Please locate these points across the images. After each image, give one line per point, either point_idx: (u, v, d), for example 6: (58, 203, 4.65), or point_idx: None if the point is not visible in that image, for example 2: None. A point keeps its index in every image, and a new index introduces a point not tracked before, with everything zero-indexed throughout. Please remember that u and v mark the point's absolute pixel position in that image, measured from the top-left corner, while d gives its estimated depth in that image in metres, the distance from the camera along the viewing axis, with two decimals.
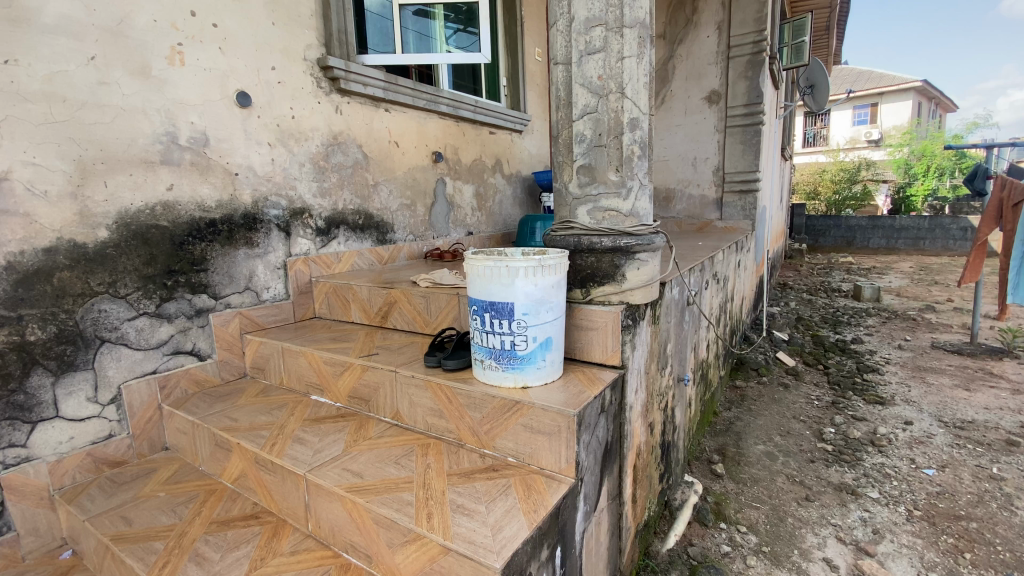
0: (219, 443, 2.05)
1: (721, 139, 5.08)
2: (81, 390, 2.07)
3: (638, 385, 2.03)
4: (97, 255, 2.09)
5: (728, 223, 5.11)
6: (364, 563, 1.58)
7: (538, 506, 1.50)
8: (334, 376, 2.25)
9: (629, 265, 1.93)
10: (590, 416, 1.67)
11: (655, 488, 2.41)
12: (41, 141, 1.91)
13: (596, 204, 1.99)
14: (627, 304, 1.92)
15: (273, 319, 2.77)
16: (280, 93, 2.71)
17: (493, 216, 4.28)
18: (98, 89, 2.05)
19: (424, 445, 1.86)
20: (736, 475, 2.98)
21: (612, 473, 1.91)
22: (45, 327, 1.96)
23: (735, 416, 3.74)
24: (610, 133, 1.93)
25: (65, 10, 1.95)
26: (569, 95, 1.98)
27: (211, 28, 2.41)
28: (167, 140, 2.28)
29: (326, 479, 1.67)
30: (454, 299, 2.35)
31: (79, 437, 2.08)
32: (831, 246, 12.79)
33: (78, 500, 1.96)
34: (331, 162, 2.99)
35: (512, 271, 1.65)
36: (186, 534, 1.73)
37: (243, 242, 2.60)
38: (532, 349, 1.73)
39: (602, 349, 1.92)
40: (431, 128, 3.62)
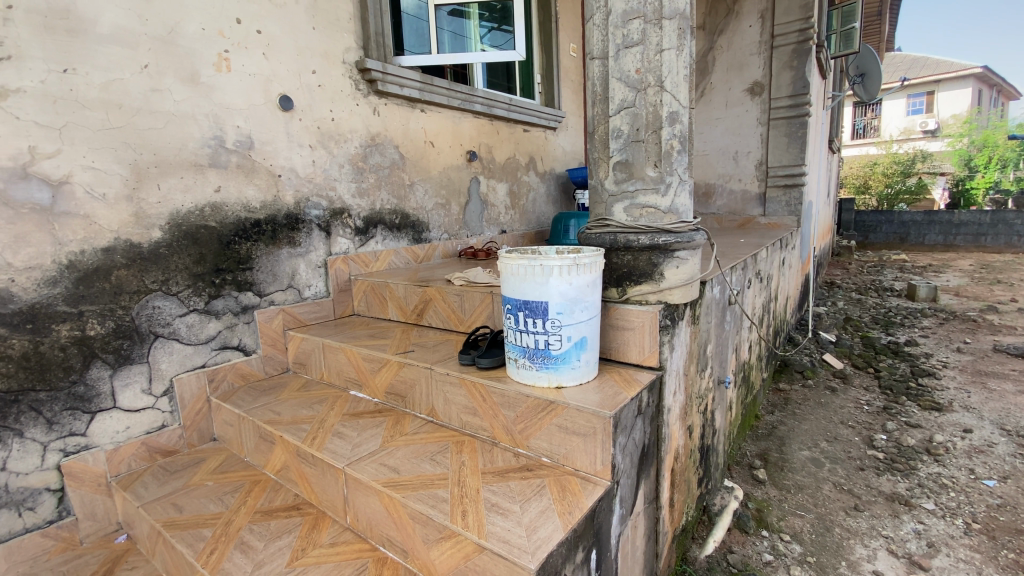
0: (263, 435, 2.12)
1: (764, 132, 4.89)
2: (137, 381, 2.19)
3: (677, 387, 1.97)
4: (152, 254, 2.20)
5: (772, 220, 4.91)
6: (400, 558, 1.60)
7: (573, 508, 1.48)
8: (371, 372, 2.30)
9: (668, 263, 1.88)
10: (626, 418, 1.63)
11: (693, 492, 2.34)
12: (99, 147, 2.03)
13: (632, 200, 1.94)
14: (666, 303, 1.87)
15: (314, 315, 2.85)
16: (320, 96, 2.78)
17: (527, 214, 4.27)
18: (151, 96, 2.16)
19: (459, 442, 1.87)
20: (779, 482, 2.86)
21: (649, 476, 1.87)
22: (103, 322, 2.08)
23: (779, 420, 3.59)
24: (648, 127, 1.88)
25: (121, 22, 2.06)
26: (606, 90, 1.94)
27: (255, 34, 2.49)
28: (214, 144, 2.37)
29: (364, 473, 1.70)
30: (488, 297, 2.35)
31: (135, 427, 2.20)
32: (882, 242, 12.13)
33: (133, 487, 2.07)
34: (369, 163, 3.05)
35: (547, 269, 1.63)
36: (232, 523, 1.80)
37: (286, 241, 2.69)
38: (567, 348, 1.70)
39: (639, 349, 1.88)
40: (465, 127, 3.64)
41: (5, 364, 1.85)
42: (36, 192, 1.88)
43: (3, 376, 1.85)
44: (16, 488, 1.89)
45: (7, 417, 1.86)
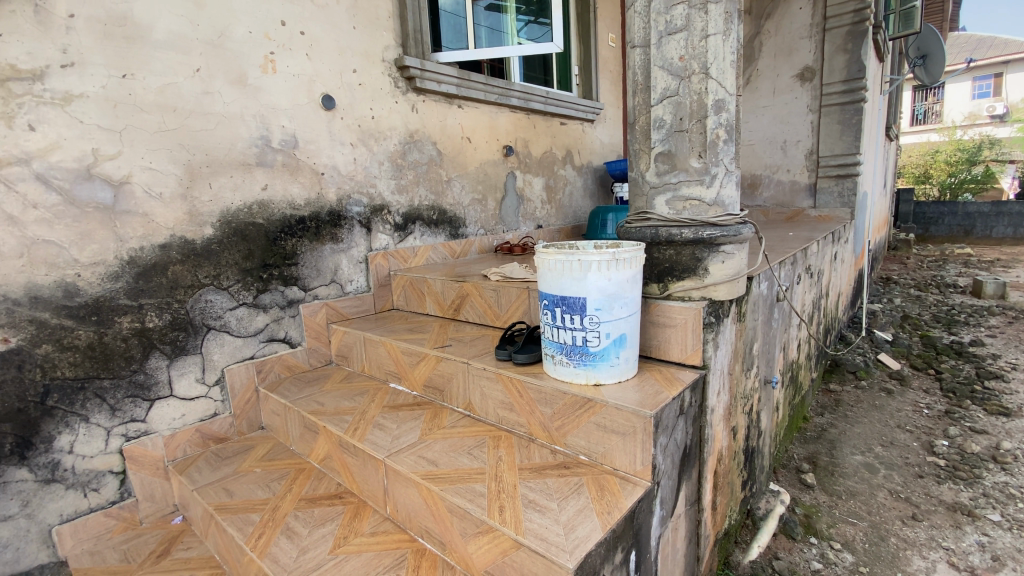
0: (308, 425, 2.19)
1: (815, 119, 4.65)
2: (191, 371, 2.30)
3: (721, 386, 1.90)
4: (204, 250, 2.30)
5: (823, 212, 4.67)
6: (438, 550, 1.62)
7: (612, 508, 1.45)
8: (410, 366, 2.33)
9: (713, 258, 1.81)
10: (668, 418, 1.58)
11: (737, 495, 2.26)
12: (155, 148, 2.13)
13: (675, 192, 1.88)
14: (710, 299, 1.81)
15: (355, 309, 2.91)
16: (361, 95, 2.83)
17: (563, 208, 4.22)
18: (203, 98, 2.25)
19: (496, 437, 1.86)
20: (830, 487, 2.72)
21: (691, 478, 1.82)
22: (161, 314, 2.19)
23: (829, 422, 3.42)
24: (692, 116, 1.81)
25: (175, 28, 2.16)
26: (648, 79, 1.88)
27: (298, 36, 2.56)
28: (262, 143, 2.46)
29: (403, 465, 1.72)
30: (524, 293, 2.34)
31: (190, 414, 2.31)
32: (944, 235, 11.33)
33: (188, 471, 2.18)
34: (408, 160, 3.09)
35: (585, 264, 1.60)
36: (279, 509, 1.87)
37: (329, 238, 2.76)
38: (606, 345, 1.67)
39: (682, 347, 1.82)
40: (502, 122, 3.63)
41: (73, 353, 1.98)
42: (99, 192, 2.00)
43: (72, 365, 1.98)
44: (83, 470, 2.03)
45: (75, 403, 2.00)
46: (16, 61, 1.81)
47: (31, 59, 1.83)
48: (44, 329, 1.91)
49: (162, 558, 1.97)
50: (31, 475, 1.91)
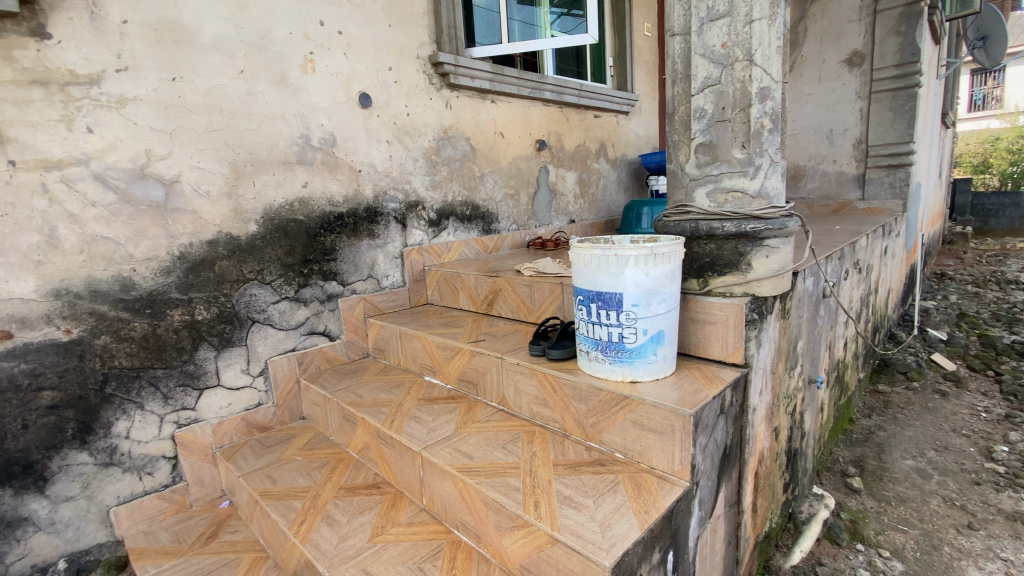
0: (347, 416, 2.24)
1: (865, 106, 4.42)
2: (237, 362, 2.39)
3: (763, 386, 1.84)
4: (249, 246, 2.38)
5: (873, 204, 4.45)
6: (473, 542, 1.64)
7: (649, 507, 1.43)
8: (445, 359, 2.35)
9: (756, 252, 1.74)
10: (708, 417, 1.54)
11: (778, 498, 2.18)
12: (204, 148, 2.22)
13: (716, 184, 1.82)
14: (753, 295, 1.74)
15: (391, 304, 2.96)
16: (396, 92, 2.86)
17: (597, 202, 4.16)
18: (246, 99, 2.33)
19: (530, 433, 1.86)
20: (878, 492, 2.60)
21: (731, 479, 1.77)
22: (209, 307, 2.29)
23: (877, 425, 3.26)
24: (735, 105, 1.75)
25: (220, 31, 2.23)
26: (688, 68, 1.83)
27: (336, 35, 2.61)
28: (302, 142, 2.52)
29: (439, 458, 1.74)
30: (558, 288, 2.32)
31: (236, 403, 2.41)
32: (1006, 228, 10.57)
33: (234, 458, 2.28)
34: (441, 156, 3.11)
35: (622, 259, 1.57)
36: (319, 497, 1.93)
37: (366, 234, 2.81)
38: (643, 342, 1.63)
39: (722, 345, 1.77)
40: (535, 115, 3.61)
41: (129, 344, 2.09)
42: (152, 190, 2.10)
43: (128, 355, 2.09)
44: (138, 454, 2.15)
45: (131, 391, 2.11)
46: (75, 67, 1.91)
47: (88, 64, 1.94)
48: (103, 321, 2.03)
49: (211, 540, 2.07)
50: (91, 458, 2.04)
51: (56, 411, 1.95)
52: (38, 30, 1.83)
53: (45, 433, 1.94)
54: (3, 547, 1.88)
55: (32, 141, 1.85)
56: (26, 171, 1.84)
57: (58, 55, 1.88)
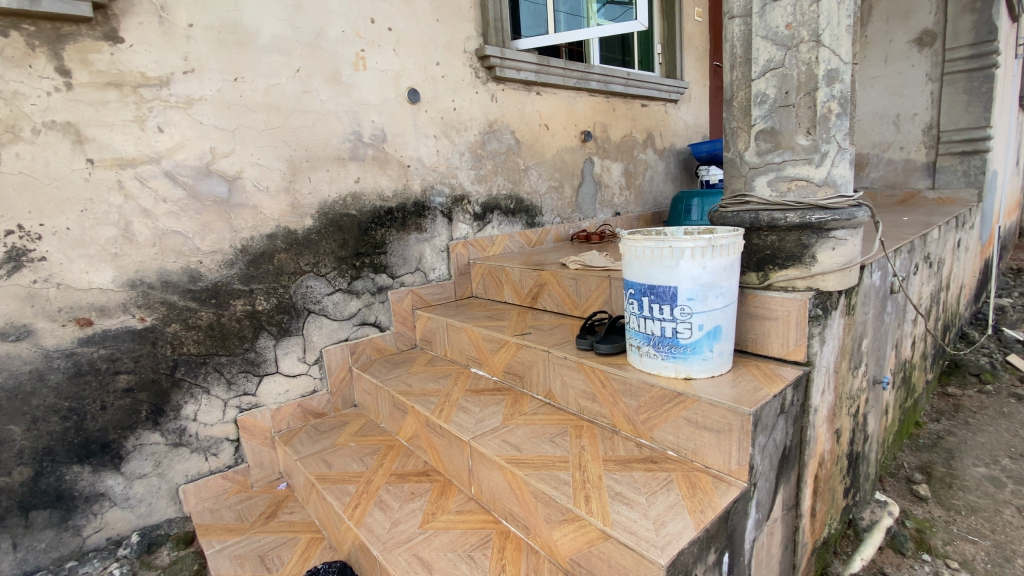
0: (397, 405, 2.30)
1: (936, 89, 4.12)
2: (294, 351, 2.49)
3: (826, 385, 1.76)
4: (305, 240, 2.47)
5: (944, 194, 4.14)
6: (522, 533, 1.65)
7: (705, 507, 1.39)
8: (491, 352, 2.37)
9: (822, 244, 1.66)
10: (768, 417, 1.49)
11: (838, 503, 2.09)
12: (263, 145, 2.31)
13: (778, 173, 1.74)
14: (817, 290, 1.67)
15: (437, 296, 3.01)
16: (444, 87, 2.89)
17: (643, 194, 4.07)
18: (302, 97, 2.41)
19: (578, 427, 1.85)
20: (946, 500, 2.44)
21: (790, 481, 1.70)
22: (269, 298, 2.39)
23: (946, 430, 3.05)
24: (799, 89, 1.67)
25: (277, 31, 2.32)
26: (749, 51, 1.75)
27: (386, 32, 2.65)
28: (354, 138, 2.58)
29: (488, 448, 1.76)
30: (606, 281, 2.28)
31: (293, 390, 2.52)
32: None
33: (292, 442, 2.38)
34: (487, 150, 3.12)
35: (677, 252, 1.52)
36: (372, 482, 2.00)
37: (414, 227, 2.86)
38: (698, 337, 1.58)
39: (783, 342, 1.70)
40: (580, 106, 3.56)
41: (197, 332, 2.22)
42: (217, 186, 2.21)
43: (195, 342, 2.22)
44: (205, 436, 2.28)
45: (198, 376, 2.24)
46: (147, 69, 2.03)
47: (158, 67, 2.05)
48: (173, 310, 2.16)
49: (270, 519, 2.18)
50: (162, 438, 2.18)
51: (131, 393, 2.09)
52: (111, 34, 1.95)
53: (122, 414, 2.08)
54: (84, 519, 2.03)
55: (108, 140, 1.98)
56: (104, 169, 1.98)
57: (130, 58, 2.00)
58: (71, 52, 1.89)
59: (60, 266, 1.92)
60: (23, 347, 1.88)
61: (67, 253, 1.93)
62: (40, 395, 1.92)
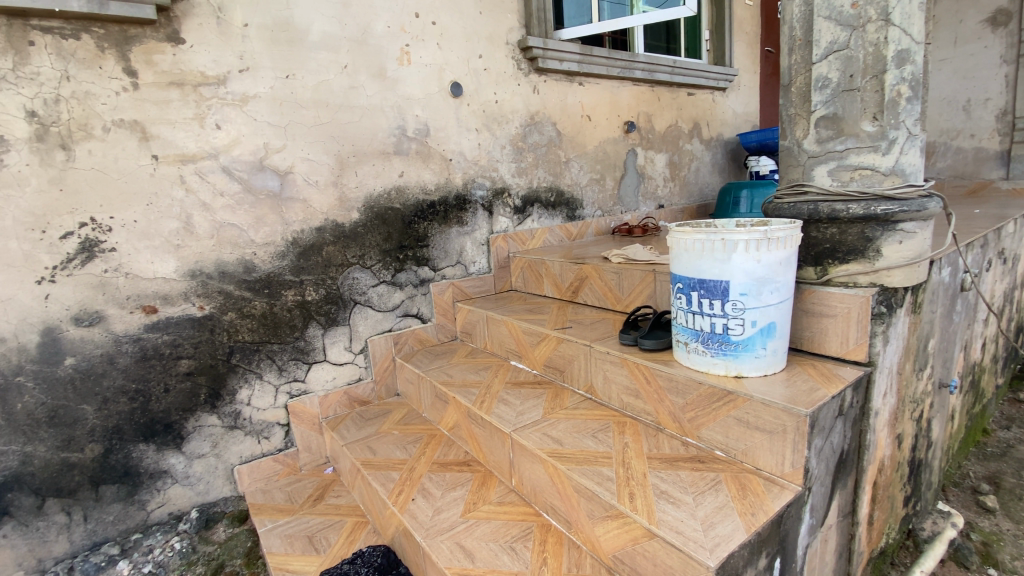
0: (439, 395, 2.34)
1: (1012, 71, 3.80)
2: (341, 340, 2.57)
3: (888, 388, 1.67)
4: (352, 232, 2.53)
5: (1020, 184, 3.83)
6: (563, 527, 1.65)
7: (756, 509, 1.35)
8: (531, 345, 2.37)
9: (888, 237, 1.57)
10: (825, 419, 1.43)
11: (897, 512, 1.98)
12: (313, 141, 2.38)
13: (841, 161, 1.65)
14: (881, 286, 1.58)
15: (478, 289, 3.02)
16: (486, 79, 2.88)
17: (688, 185, 3.96)
18: (349, 92, 2.46)
19: (621, 423, 1.82)
20: (1018, 514, 2.27)
21: (846, 487, 1.62)
22: (318, 289, 2.47)
23: (1017, 438, 2.84)
24: (865, 72, 1.58)
25: (326, 28, 2.37)
26: (810, 32, 1.67)
27: (430, 26, 2.67)
28: (398, 133, 2.62)
29: (529, 441, 1.76)
30: (650, 276, 2.24)
31: (340, 377, 2.59)
32: None
33: (338, 428, 2.46)
34: (528, 142, 3.10)
35: (730, 245, 1.47)
36: (415, 470, 2.04)
37: (456, 220, 2.88)
38: (750, 334, 1.52)
39: (842, 340, 1.62)
40: (624, 96, 3.48)
41: (251, 320, 2.32)
42: (270, 181, 2.29)
43: (250, 330, 2.32)
44: (258, 419, 2.39)
45: (252, 362, 2.34)
46: (206, 69, 2.12)
47: (216, 66, 2.14)
48: (229, 299, 2.26)
49: (318, 502, 2.26)
50: (219, 421, 2.30)
51: (191, 377, 2.21)
52: (173, 35, 2.05)
53: (183, 397, 2.20)
54: (148, 494, 2.17)
55: (171, 137, 2.08)
56: (167, 165, 2.08)
57: (191, 58, 2.09)
58: (137, 53, 1.99)
59: (128, 257, 2.05)
60: (95, 332, 2.01)
61: (134, 244, 2.05)
62: (110, 376, 2.05)
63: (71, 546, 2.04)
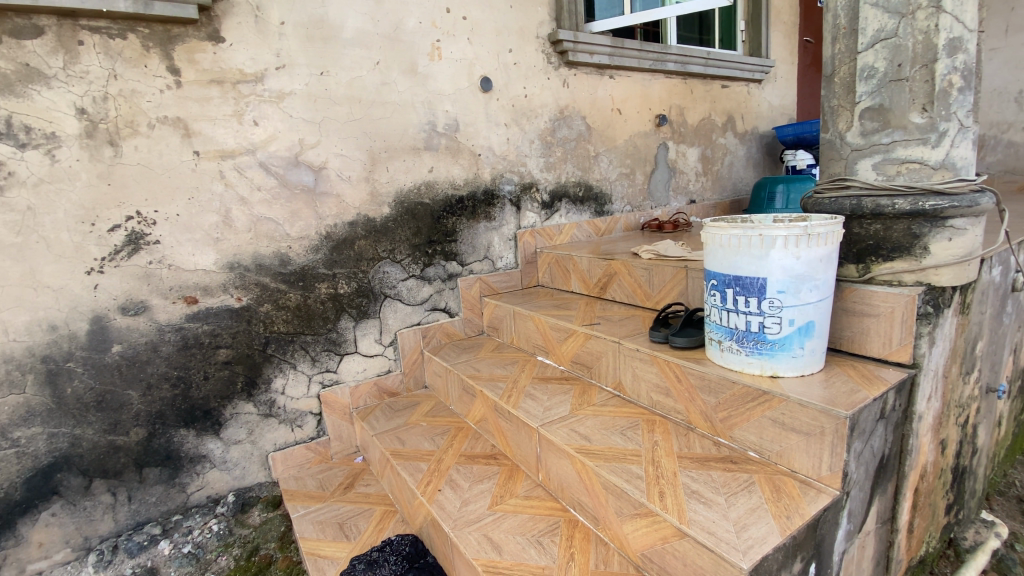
0: (466, 389, 2.36)
1: None
2: (371, 333, 2.62)
3: (933, 391, 1.60)
4: (383, 227, 2.57)
5: None
6: (591, 524, 1.64)
7: (791, 513, 1.32)
8: (558, 341, 2.36)
9: (936, 234, 1.50)
10: (866, 421, 1.38)
11: (938, 520, 1.91)
12: (345, 137, 2.42)
13: (886, 155, 1.59)
14: (928, 285, 1.52)
15: (505, 284, 3.03)
16: (516, 74, 2.88)
17: (720, 180, 3.87)
18: (381, 88, 2.49)
19: (650, 421, 1.81)
20: None
21: (886, 492, 1.57)
22: (350, 282, 2.52)
23: None
24: (914, 61, 1.51)
25: (360, 25, 2.40)
26: (855, 20, 1.61)
27: (461, 21, 2.67)
28: (429, 129, 2.64)
29: (557, 437, 1.76)
30: (681, 273, 2.20)
31: (370, 369, 2.65)
32: None
33: (368, 418, 2.51)
34: (557, 137, 3.08)
35: (768, 240, 1.43)
36: (443, 461, 2.07)
37: (484, 216, 2.89)
38: (788, 333, 1.49)
39: (885, 341, 1.56)
40: (655, 89, 3.42)
41: (286, 312, 2.38)
42: (305, 176, 2.35)
43: (284, 321, 2.38)
44: (291, 408, 2.46)
45: (287, 353, 2.41)
46: (244, 66, 2.18)
47: (254, 63, 2.19)
48: (265, 291, 2.33)
49: (348, 490, 2.32)
50: (255, 409, 2.37)
51: (229, 365, 2.29)
52: (214, 34, 2.11)
53: (221, 384, 2.29)
54: (188, 478, 2.26)
55: (212, 133, 2.15)
56: (207, 160, 2.15)
57: (231, 56, 2.15)
58: (180, 52, 2.06)
59: (171, 249, 2.13)
60: (140, 321, 2.10)
61: (177, 237, 2.13)
62: (154, 363, 2.14)
63: (116, 525, 2.14)
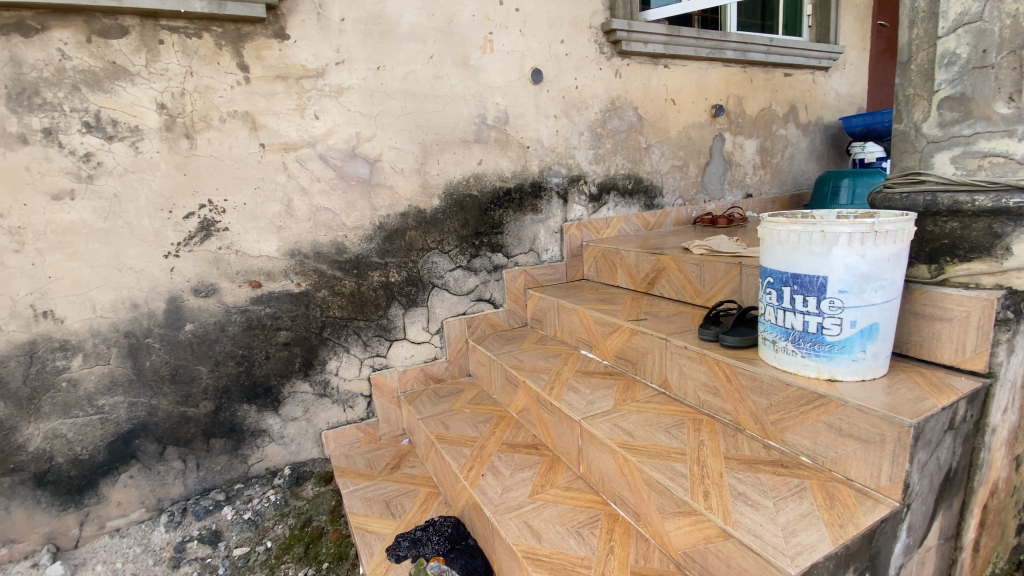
0: (509, 378, 2.39)
1: None
2: (419, 320, 2.70)
3: (1010, 403, 1.49)
4: (433, 218, 2.64)
5: None
6: (631, 519, 1.64)
7: (846, 522, 1.27)
8: (603, 335, 2.35)
9: (1021, 234, 1.38)
10: (932, 432, 1.31)
11: (1009, 540, 1.78)
12: (399, 130, 2.49)
13: (967, 147, 1.48)
14: (1010, 288, 1.40)
15: (550, 277, 3.03)
16: (567, 65, 2.86)
17: (779, 173, 3.70)
18: (434, 82, 2.54)
19: (696, 420, 1.78)
20: None
21: (951, 507, 1.48)
22: (401, 271, 2.60)
23: None
24: (1001, 47, 1.39)
25: (415, 20, 2.45)
26: (936, 4, 1.51)
27: (514, 13, 2.68)
28: (479, 121, 2.68)
29: (600, 430, 1.77)
30: (734, 269, 2.13)
31: (417, 355, 2.73)
32: None
33: (415, 403, 2.60)
34: (607, 128, 3.04)
35: (830, 237, 1.37)
36: (486, 448, 2.12)
37: (531, 208, 2.90)
38: (848, 336, 1.42)
39: (958, 348, 1.46)
40: (712, 78, 3.30)
41: (341, 298, 2.49)
42: (361, 168, 2.44)
43: (339, 307, 2.50)
44: (344, 389, 2.58)
45: (341, 337, 2.53)
46: (307, 62, 2.28)
47: (315, 59, 2.29)
48: (323, 278, 2.45)
49: (395, 470, 2.42)
50: (311, 388, 2.51)
51: (288, 347, 2.43)
52: (280, 32, 2.22)
53: (281, 364, 2.43)
54: (249, 450, 2.43)
55: (276, 127, 2.27)
56: (272, 152, 2.27)
57: (294, 53, 2.25)
58: (249, 49, 2.18)
59: (238, 236, 2.27)
60: (210, 302, 2.26)
61: (243, 225, 2.27)
62: (221, 342, 2.30)
63: (185, 490, 2.33)
